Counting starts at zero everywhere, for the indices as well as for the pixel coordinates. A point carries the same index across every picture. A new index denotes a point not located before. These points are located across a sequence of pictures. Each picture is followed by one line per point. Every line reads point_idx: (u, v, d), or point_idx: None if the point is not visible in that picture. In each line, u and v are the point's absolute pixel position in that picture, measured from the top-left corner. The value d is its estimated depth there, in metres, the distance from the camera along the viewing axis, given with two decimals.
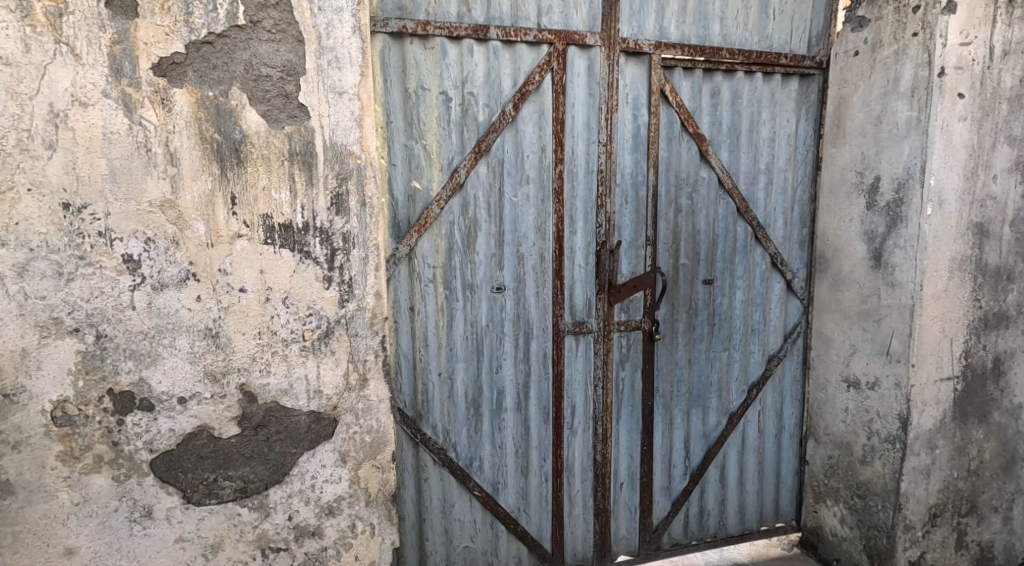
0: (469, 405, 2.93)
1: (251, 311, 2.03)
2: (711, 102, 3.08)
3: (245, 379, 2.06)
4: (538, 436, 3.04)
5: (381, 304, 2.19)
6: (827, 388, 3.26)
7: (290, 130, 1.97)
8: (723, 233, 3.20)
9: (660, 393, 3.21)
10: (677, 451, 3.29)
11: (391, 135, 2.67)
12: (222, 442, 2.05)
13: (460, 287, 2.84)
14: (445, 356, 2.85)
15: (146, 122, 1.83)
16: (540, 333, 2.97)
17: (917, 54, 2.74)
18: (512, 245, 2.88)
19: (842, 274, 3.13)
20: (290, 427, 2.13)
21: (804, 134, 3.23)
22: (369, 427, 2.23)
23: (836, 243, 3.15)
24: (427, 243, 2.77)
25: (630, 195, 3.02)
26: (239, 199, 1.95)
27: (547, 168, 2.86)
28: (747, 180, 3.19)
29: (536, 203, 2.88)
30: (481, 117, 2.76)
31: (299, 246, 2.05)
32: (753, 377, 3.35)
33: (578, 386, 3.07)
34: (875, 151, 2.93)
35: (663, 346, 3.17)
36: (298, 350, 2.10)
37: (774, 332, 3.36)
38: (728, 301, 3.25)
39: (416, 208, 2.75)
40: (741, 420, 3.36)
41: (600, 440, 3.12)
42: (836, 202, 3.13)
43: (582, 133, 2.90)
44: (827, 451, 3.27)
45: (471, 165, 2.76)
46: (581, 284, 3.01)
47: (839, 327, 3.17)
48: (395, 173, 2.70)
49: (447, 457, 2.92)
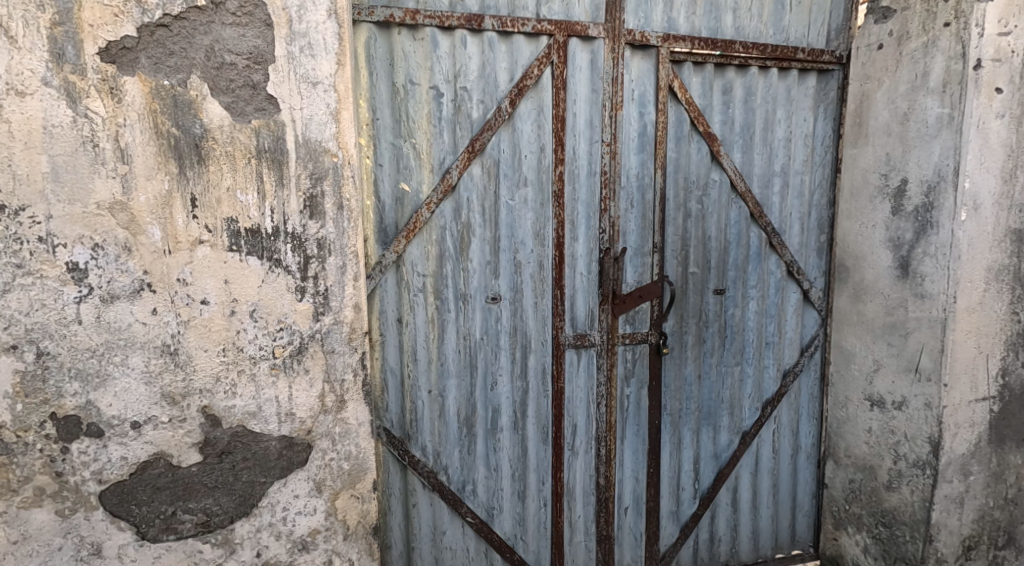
0: (462, 424, 2.72)
1: (215, 325, 1.83)
2: (723, 99, 2.87)
3: (207, 401, 1.85)
4: (536, 458, 2.83)
5: (360, 318, 2.00)
6: (848, 407, 3.04)
7: (257, 124, 1.77)
8: (736, 240, 2.98)
9: (668, 411, 2.99)
10: (686, 473, 3.07)
11: (377, 133, 2.47)
12: (181, 472, 1.85)
13: (453, 297, 2.63)
14: (435, 372, 2.65)
15: (92, 114, 1.63)
16: (538, 347, 2.76)
17: (949, 46, 2.53)
18: (508, 252, 2.67)
19: (864, 284, 2.91)
20: (259, 453, 1.92)
21: (822, 134, 3.02)
22: (347, 453, 2.03)
23: (857, 250, 2.93)
24: (417, 250, 2.57)
25: (636, 198, 2.81)
26: (200, 200, 1.75)
27: (547, 169, 2.66)
28: (761, 184, 2.98)
29: (534, 207, 2.67)
30: (475, 113, 2.56)
31: (268, 253, 1.84)
32: (767, 394, 3.13)
33: (580, 404, 2.85)
34: (902, 152, 2.72)
35: (671, 360, 2.96)
36: (267, 369, 1.90)
37: (790, 345, 3.13)
38: (740, 312, 3.03)
39: (405, 212, 2.55)
40: (754, 440, 3.13)
41: (603, 462, 2.90)
42: (858, 207, 2.92)
43: (585, 132, 2.69)
44: (848, 474, 3.05)
45: (464, 166, 2.55)
46: (583, 294, 2.79)
47: (861, 341, 2.95)
48: (382, 174, 2.50)
49: (438, 481, 2.71)
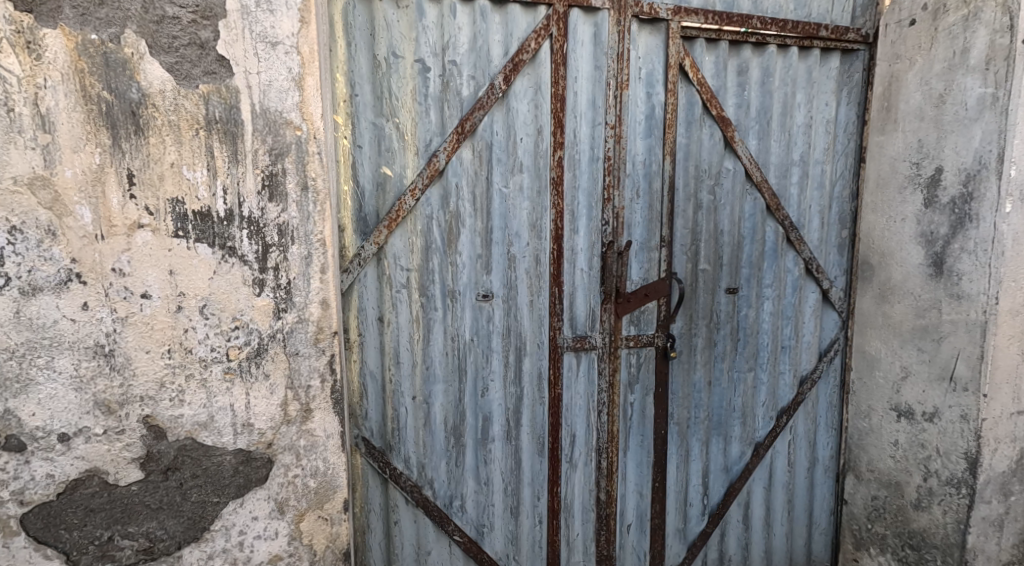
0: (449, 433, 2.47)
1: (157, 323, 1.59)
2: (738, 80, 2.63)
3: (150, 410, 1.61)
4: (530, 470, 2.58)
5: (328, 317, 1.75)
6: (871, 418, 2.79)
7: (205, 90, 1.53)
8: (750, 235, 2.74)
9: (675, 420, 2.74)
10: (694, 488, 2.82)
11: (357, 112, 2.23)
12: (119, 491, 1.61)
13: (439, 294, 2.39)
14: (420, 376, 2.40)
15: (6, 73, 1.40)
16: (534, 350, 2.51)
17: (994, 18, 2.29)
18: (502, 245, 2.43)
19: (891, 283, 2.67)
20: (211, 470, 1.68)
21: (845, 120, 2.78)
22: (314, 469, 1.79)
23: (884, 247, 2.68)
24: (400, 241, 2.33)
25: (642, 187, 2.56)
26: (138, 177, 1.51)
27: (545, 154, 2.41)
28: (778, 173, 2.73)
29: (530, 195, 2.43)
30: (465, 91, 2.32)
31: (221, 240, 1.60)
32: (782, 403, 2.89)
33: (579, 412, 2.61)
34: (937, 138, 2.47)
35: (679, 365, 2.71)
36: (221, 374, 1.66)
37: (807, 349, 2.89)
38: (754, 313, 2.79)
39: (387, 199, 2.31)
40: (768, 452, 2.89)
41: (604, 476, 2.66)
42: (885, 200, 2.67)
43: (586, 114, 2.45)
44: (871, 491, 2.80)
45: (453, 148, 2.31)
46: (583, 292, 2.55)
47: (887, 346, 2.70)
48: (361, 157, 2.26)
49: (422, 495, 2.47)
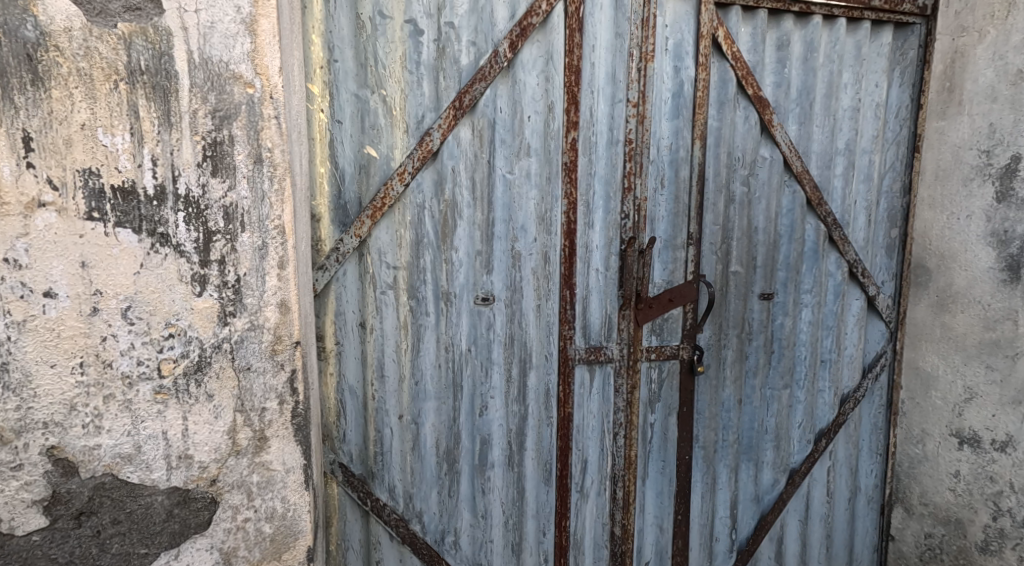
0: (442, 459, 2.13)
1: (65, 329, 1.25)
2: (777, 55, 2.29)
3: (55, 440, 1.27)
4: (535, 502, 2.24)
5: (288, 323, 1.41)
6: (925, 444, 2.49)
7: (126, 30, 1.20)
8: (788, 234, 2.40)
9: (701, 444, 2.38)
10: (721, 521, 2.46)
11: (336, 80, 1.90)
12: (15, 543, 1.27)
13: (431, 296, 2.05)
14: (407, 393, 2.07)
15: None
16: (541, 363, 2.17)
17: None
18: (504, 241, 2.09)
19: (952, 290, 2.37)
20: (137, 513, 1.34)
21: (896, 104, 2.43)
22: (270, 512, 1.45)
23: (944, 249, 2.38)
24: (385, 234, 1.99)
25: (667, 175, 2.22)
26: (36, 141, 1.18)
27: (556, 135, 2.07)
28: (820, 163, 2.39)
29: (538, 183, 2.09)
30: (464, 59, 1.98)
31: (150, 224, 1.27)
32: (821, 424, 2.54)
33: (592, 435, 2.26)
34: (1013, 121, 2.17)
35: (706, 381, 2.36)
36: (150, 394, 1.32)
37: (849, 364, 2.55)
38: (792, 323, 2.44)
39: (370, 184, 1.97)
40: (805, 480, 2.54)
41: (619, 507, 2.32)
42: (945, 194, 2.37)
43: (605, 90, 2.11)
44: (925, 528, 2.51)
45: (449, 126, 1.97)
46: (599, 295, 2.20)
47: (946, 361, 2.40)
48: (341, 134, 1.93)
49: (409, 531, 2.13)
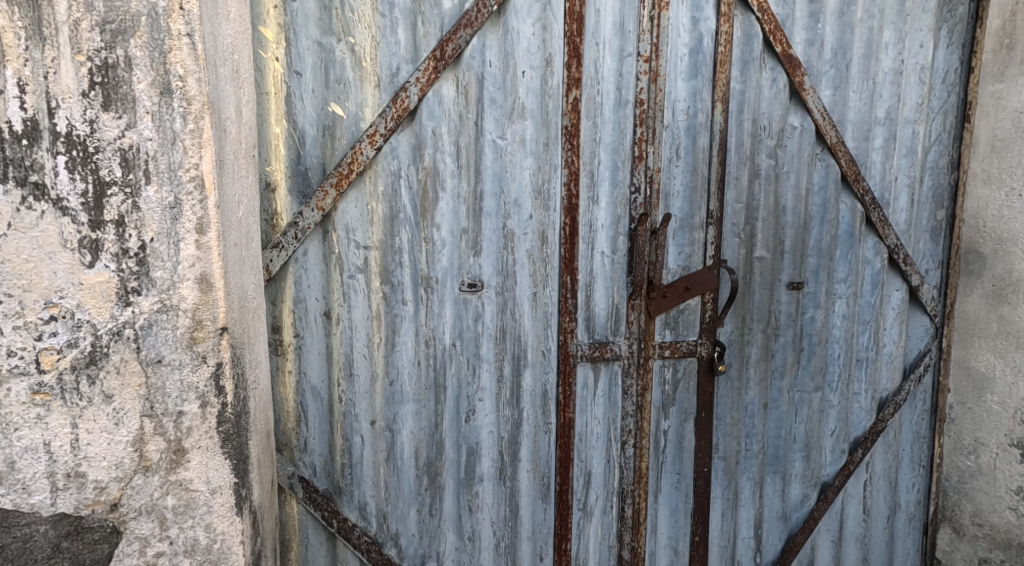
0: (422, 472, 1.83)
1: None
2: (810, 9, 1.97)
3: None
4: (531, 521, 1.93)
5: (210, 304, 1.11)
6: (978, 455, 2.19)
7: None
8: (821, 215, 2.09)
9: (721, 455, 2.07)
10: (745, 543, 2.15)
11: (294, 23, 1.60)
12: None
13: (409, 282, 1.75)
14: (381, 395, 1.77)
15: None
16: (537, 361, 1.87)
17: None
18: (495, 217, 1.78)
19: (1012, 278, 2.06)
20: (12, 549, 1.04)
21: (943, 67, 2.14)
22: (192, 544, 1.15)
23: (1002, 231, 2.08)
24: (353, 207, 1.69)
25: (684, 144, 1.92)
26: None
27: (555, 93, 1.78)
28: (858, 134, 2.09)
29: (535, 150, 1.79)
30: (446, 2, 1.68)
31: (21, 172, 0.97)
32: (857, 432, 2.23)
33: (597, 444, 1.96)
34: None
35: (728, 381, 2.05)
36: (26, 395, 1.02)
37: (888, 364, 2.24)
38: (825, 315, 2.13)
39: (336, 148, 1.68)
40: (839, 495, 2.23)
41: (628, 528, 2.02)
42: (1003, 167, 2.07)
43: (612, 42, 1.81)
44: (979, 551, 2.20)
45: (428, 80, 1.68)
46: (605, 282, 1.90)
47: (1005, 361, 2.09)
48: (300, 89, 1.63)
49: (383, 555, 1.83)
